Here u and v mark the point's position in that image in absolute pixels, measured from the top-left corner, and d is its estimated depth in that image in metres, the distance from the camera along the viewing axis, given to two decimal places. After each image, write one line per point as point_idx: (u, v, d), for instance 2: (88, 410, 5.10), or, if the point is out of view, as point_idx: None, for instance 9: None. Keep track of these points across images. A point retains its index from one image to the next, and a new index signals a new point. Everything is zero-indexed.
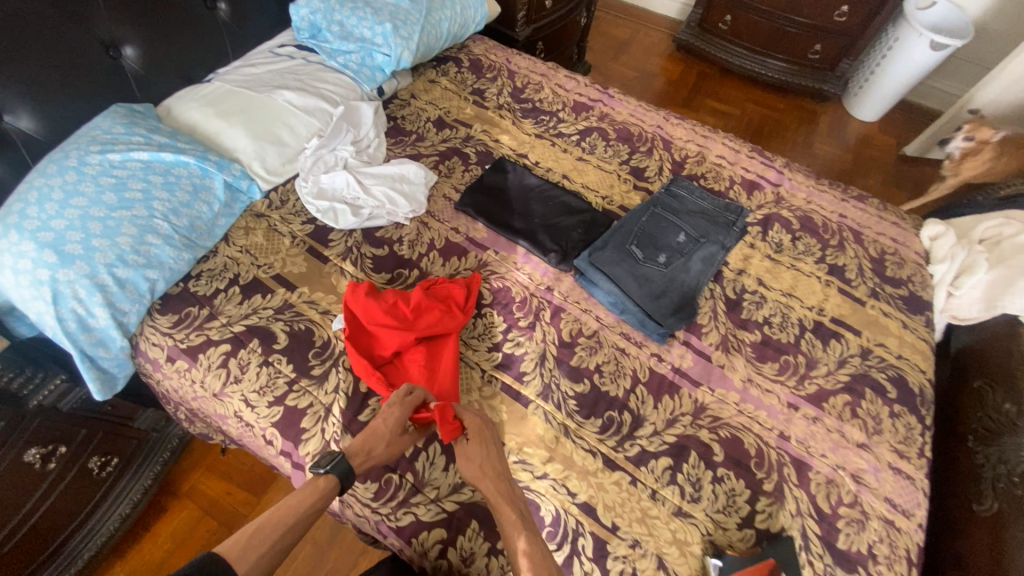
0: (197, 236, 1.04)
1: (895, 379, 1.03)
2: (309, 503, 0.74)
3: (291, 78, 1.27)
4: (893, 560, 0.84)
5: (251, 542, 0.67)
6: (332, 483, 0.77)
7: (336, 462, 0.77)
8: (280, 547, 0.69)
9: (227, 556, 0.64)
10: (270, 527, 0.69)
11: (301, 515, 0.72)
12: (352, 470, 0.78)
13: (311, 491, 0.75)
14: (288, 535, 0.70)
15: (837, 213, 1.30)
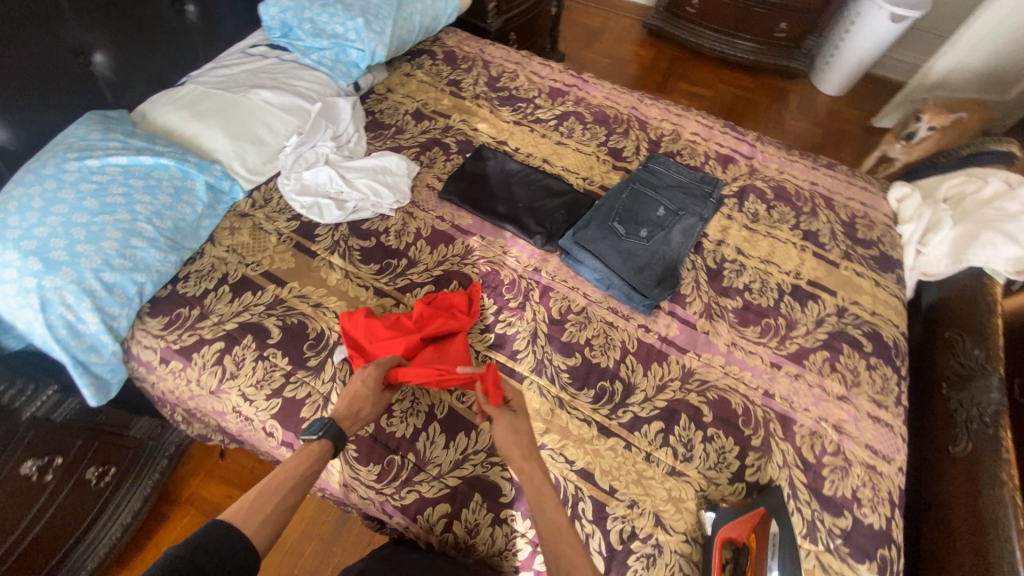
0: (182, 237, 1.04)
1: (870, 334, 1.08)
2: (305, 466, 0.76)
3: (266, 78, 1.27)
4: (875, 501, 0.89)
5: (254, 506, 0.69)
6: (325, 446, 0.79)
7: (326, 427, 0.80)
8: (283, 508, 0.71)
9: (233, 522, 0.66)
10: (269, 492, 0.71)
11: (299, 478, 0.75)
12: (343, 432, 0.82)
13: (306, 454, 0.78)
14: (289, 497, 0.72)
15: (809, 181, 1.35)
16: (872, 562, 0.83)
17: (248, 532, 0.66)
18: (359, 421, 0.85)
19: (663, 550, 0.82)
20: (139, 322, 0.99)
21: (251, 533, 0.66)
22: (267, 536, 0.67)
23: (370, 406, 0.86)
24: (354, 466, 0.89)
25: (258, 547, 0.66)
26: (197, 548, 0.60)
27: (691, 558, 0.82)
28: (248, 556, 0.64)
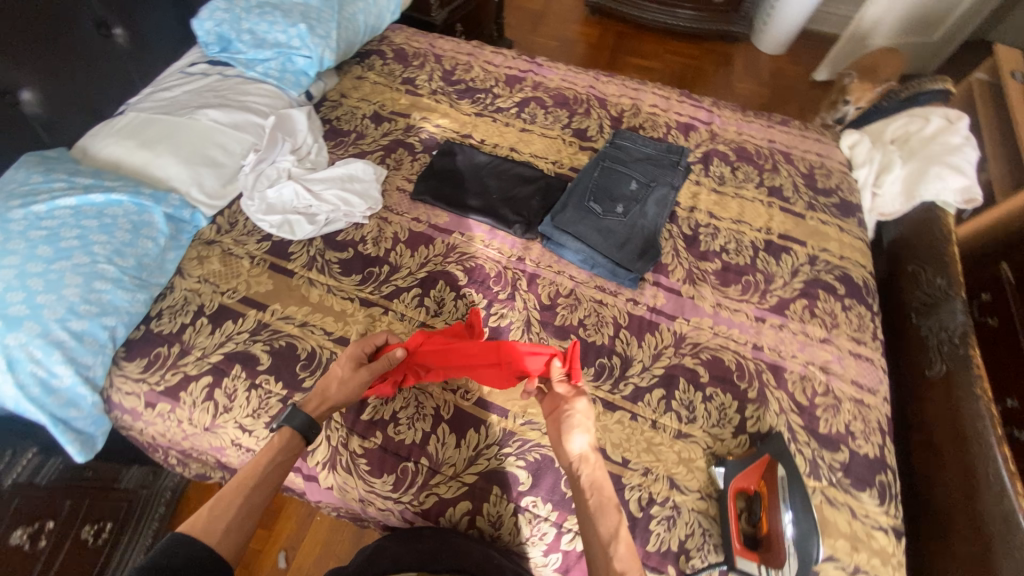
0: (148, 274, 0.99)
1: (842, 278, 1.14)
2: (267, 460, 0.75)
3: (211, 96, 1.21)
4: (867, 432, 0.95)
5: (215, 511, 0.67)
6: (288, 436, 0.78)
7: (287, 416, 0.79)
8: (250, 508, 0.69)
9: (194, 531, 0.64)
10: (231, 494, 0.69)
11: (263, 474, 0.73)
12: (309, 420, 0.80)
13: (270, 449, 0.76)
14: (254, 496, 0.70)
15: (766, 139, 1.39)
16: (871, 488, 0.89)
17: (212, 538, 0.64)
18: (328, 405, 0.83)
19: (681, 510, 0.85)
20: (116, 368, 0.95)
21: (217, 539, 0.64)
22: (235, 538, 0.66)
23: (337, 382, 0.85)
24: (369, 479, 0.88)
25: (225, 551, 0.64)
26: (156, 564, 0.59)
27: (708, 513, 0.86)
28: (215, 561, 0.63)
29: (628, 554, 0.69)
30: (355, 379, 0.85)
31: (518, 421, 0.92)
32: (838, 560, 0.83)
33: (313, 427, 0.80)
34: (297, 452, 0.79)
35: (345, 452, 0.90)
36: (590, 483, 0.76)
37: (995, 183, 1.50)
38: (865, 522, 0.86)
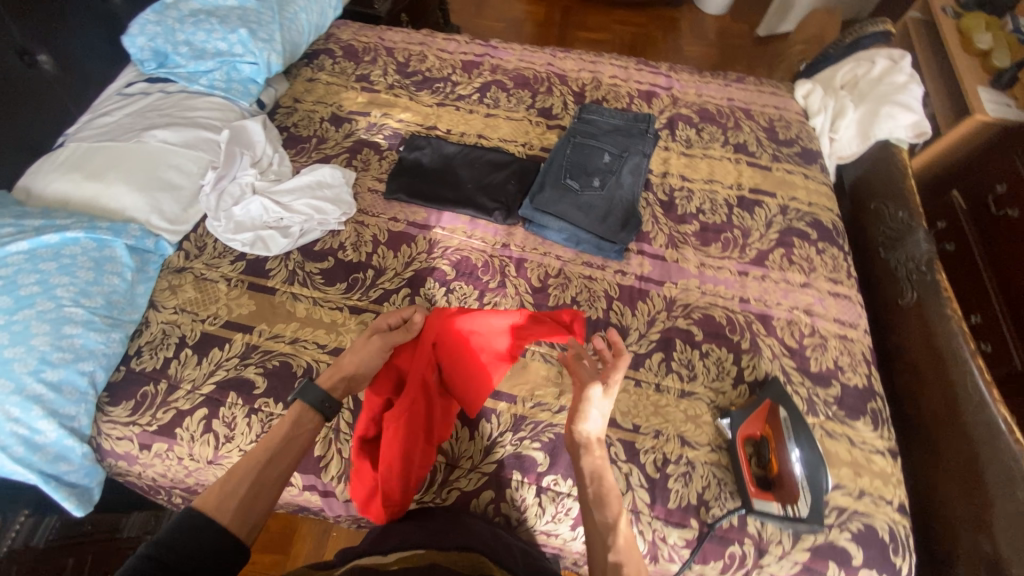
0: (120, 312, 0.94)
1: (813, 224, 1.19)
2: (281, 436, 0.73)
3: (156, 116, 1.14)
4: (854, 364, 1.00)
5: (227, 488, 0.65)
6: (303, 409, 0.77)
7: (301, 391, 0.77)
8: (264, 485, 0.68)
9: (206, 509, 0.63)
10: (243, 471, 0.68)
11: (276, 450, 0.72)
12: (323, 395, 0.78)
13: (284, 424, 0.75)
14: (267, 473, 0.69)
15: (726, 98, 1.42)
16: (865, 416, 0.95)
17: (224, 518, 0.62)
18: (341, 377, 0.82)
19: (695, 465, 0.88)
20: (102, 414, 0.91)
21: (228, 519, 0.63)
22: (246, 517, 0.64)
23: (353, 353, 0.84)
24: None
25: (237, 530, 0.63)
26: (166, 544, 0.57)
27: (720, 463, 0.89)
28: (225, 541, 0.61)
29: (624, 545, 0.66)
30: (368, 348, 0.84)
31: (527, 405, 0.93)
32: (845, 487, 0.88)
33: (326, 400, 0.78)
34: (313, 426, 0.77)
35: None
36: (590, 476, 0.74)
37: (939, 116, 1.59)
38: (863, 448, 0.92)
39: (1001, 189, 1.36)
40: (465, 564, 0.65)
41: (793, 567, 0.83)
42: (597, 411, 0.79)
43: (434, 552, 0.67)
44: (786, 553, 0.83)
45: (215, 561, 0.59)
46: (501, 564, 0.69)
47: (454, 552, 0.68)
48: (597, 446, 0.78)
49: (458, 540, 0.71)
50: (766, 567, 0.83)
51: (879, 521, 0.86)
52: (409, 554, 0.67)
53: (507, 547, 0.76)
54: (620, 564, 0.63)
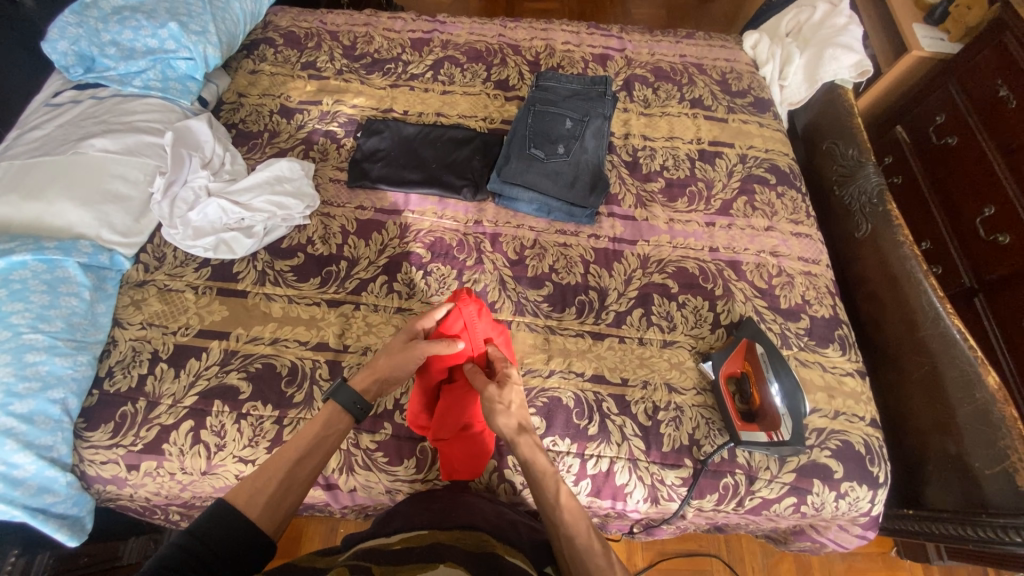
0: (82, 334, 0.90)
1: (771, 169, 1.23)
2: (310, 435, 0.75)
3: (91, 124, 1.07)
4: (820, 297, 1.06)
5: (257, 484, 0.67)
6: (334, 409, 0.78)
7: (335, 390, 0.78)
8: (290, 482, 0.69)
9: (236, 503, 0.65)
10: (273, 468, 0.69)
11: (306, 450, 0.73)
12: (353, 396, 0.79)
13: (315, 423, 0.76)
14: (295, 472, 0.70)
15: (678, 54, 1.44)
16: (833, 343, 1.01)
17: (252, 512, 0.64)
18: (374, 377, 0.81)
19: (684, 408, 0.93)
20: (81, 440, 0.88)
21: (256, 513, 0.65)
22: (272, 514, 0.66)
23: (388, 356, 0.81)
24: (390, 469, 0.88)
25: (264, 525, 0.64)
26: (198, 533, 0.59)
27: (707, 404, 0.94)
28: (255, 535, 0.62)
29: (571, 517, 0.70)
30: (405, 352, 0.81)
31: (519, 373, 0.95)
32: (822, 410, 0.94)
33: (360, 404, 0.79)
34: (343, 427, 0.78)
35: (359, 451, 0.89)
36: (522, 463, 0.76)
37: (879, 56, 1.65)
38: (835, 373, 0.98)
39: (941, 119, 1.44)
40: (468, 541, 0.68)
41: (782, 489, 0.89)
42: (500, 409, 0.77)
43: (438, 533, 0.69)
44: (775, 476, 0.89)
45: (242, 555, 0.61)
46: (504, 540, 0.71)
47: (458, 530, 0.70)
48: (528, 432, 0.78)
49: (459, 520, 0.73)
50: (758, 492, 0.89)
51: (854, 437, 0.92)
52: (414, 535, 0.69)
53: (512, 523, 0.78)
54: (572, 537, 0.68)
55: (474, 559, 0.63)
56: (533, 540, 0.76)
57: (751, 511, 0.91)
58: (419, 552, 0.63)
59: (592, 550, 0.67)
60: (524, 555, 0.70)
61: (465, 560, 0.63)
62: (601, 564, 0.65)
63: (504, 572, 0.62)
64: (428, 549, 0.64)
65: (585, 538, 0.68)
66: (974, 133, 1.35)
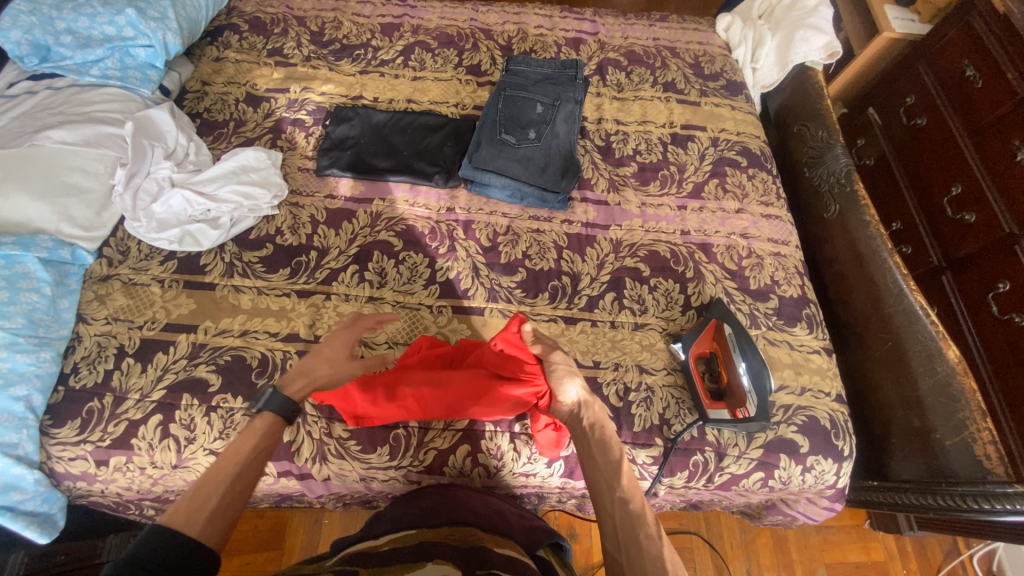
0: (45, 329, 0.89)
1: (742, 152, 1.24)
2: (247, 447, 0.70)
3: (47, 115, 1.04)
4: (788, 277, 1.08)
5: (195, 501, 0.61)
6: (269, 418, 0.74)
7: (267, 398, 0.74)
8: (233, 495, 0.64)
9: (174, 521, 0.59)
10: (211, 482, 0.64)
11: (246, 460, 0.68)
12: (287, 401, 0.76)
13: (250, 434, 0.71)
14: (237, 483, 0.65)
15: (651, 38, 1.43)
16: (801, 322, 1.03)
17: (194, 529, 0.59)
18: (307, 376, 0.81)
19: (654, 389, 0.94)
20: (48, 438, 0.86)
21: (199, 529, 0.59)
22: (218, 527, 0.61)
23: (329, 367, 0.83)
24: (364, 457, 0.89)
25: (210, 540, 0.59)
26: (135, 559, 0.54)
27: (677, 384, 0.95)
28: (200, 550, 0.57)
29: (630, 483, 0.70)
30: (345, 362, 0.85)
31: None
32: (788, 387, 0.96)
33: (295, 409, 0.76)
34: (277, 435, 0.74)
35: (331, 440, 0.89)
36: (591, 425, 0.77)
37: (851, 38, 1.66)
38: (802, 350, 1.00)
39: (911, 100, 1.46)
40: (455, 537, 0.69)
41: (749, 464, 0.91)
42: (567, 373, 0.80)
43: (426, 531, 0.71)
44: (743, 452, 0.91)
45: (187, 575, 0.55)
46: (493, 531, 0.73)
47: (446, 527, 0.72)
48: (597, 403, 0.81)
49: (449, 515, 0.75)
50: (727, 468, 0.91)
51: (820, 412, 0.95)
52: (402, 535, 0.70)
53: (499, 513, 0.80)
54: (629, 500, 0.68)
55: (461, 552, 0.65)
56: (524, 526, 0.79)
57: (721, 487, 0.93)
58: (408, 552, 0.64)
59: (643, 517, 0.66)
60: (519, 546, 0.73)
61: (454, 556, 0.64)
62: (651, 533, 0.65)
63: (490, 561, 0.63)
64: (416, 549, 0.65)
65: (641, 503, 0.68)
66: (943, 113, 1.36)
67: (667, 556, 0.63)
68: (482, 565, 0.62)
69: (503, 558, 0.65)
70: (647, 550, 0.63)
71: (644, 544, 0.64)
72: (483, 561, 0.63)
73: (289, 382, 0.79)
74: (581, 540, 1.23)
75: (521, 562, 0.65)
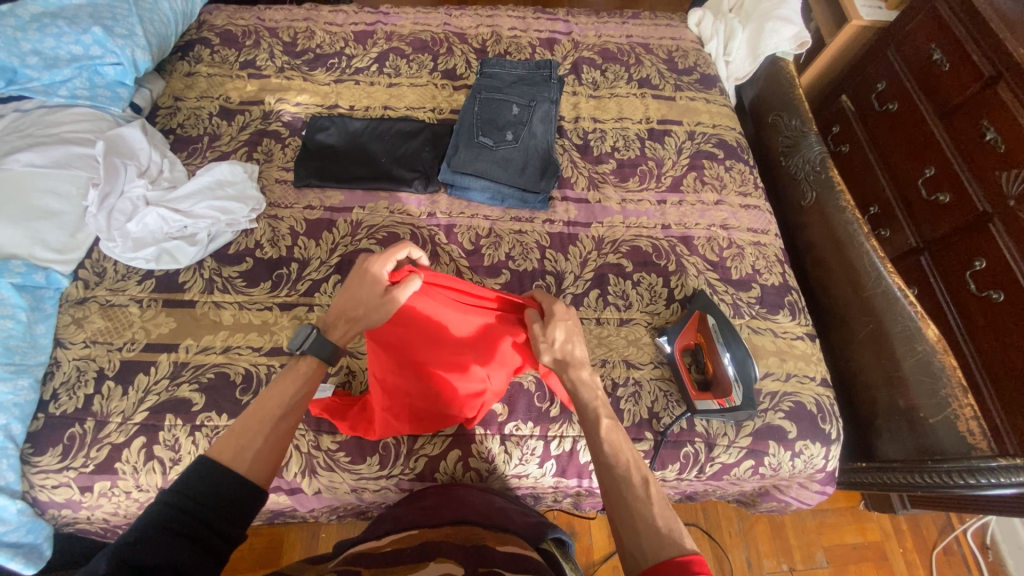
0: (21, 356, 0.87)
1: (719, 144, 1.25)
2: (292, 390, 0.71)
3: (15, 138, 1.02)
4: (769, 265, 1.09)
5: (241, 441, 0.64)
6: (313, 361, 0.74)
7: (309, 339, 0.73)
8: (276, 436, 0.67)
9: (221, 459, 0.62)
10: (256, 424, 0.66)
11: (289, 404, 0.70)
12: (330, 344, 0.75)
13: (294, 375, 0.72)
14: (282, 425, 0.68)
15: (624, 35, 1.44)
16: (783, 309, 1.05)
17: (240, 469, 0.62)
18: (345, 319, 0.78)
19: (642, 382, 0.95)
20: (29, 466, 0.85)
21: (245, 469, 0.63)
22: (263, 467, 0.64)
23: (365, 308, 0.77)
24: (353, 468, 0.88)
25: (256, 478, 0.63)
26: (186, 493, 0.58)
27: (664, 377, 0.96)
28: (246, 491, 0.61)
29: (613, 447, 0.70)
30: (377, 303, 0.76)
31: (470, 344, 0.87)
32: (774, 373, 0.97)
33: (337, 351, 0.76)
34: (318, 376, 0.75)
35: (320, 453, 0.88)
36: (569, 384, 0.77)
37: (821, 27, 1.69)
38: (786, 337, 1.02)
39: (881, 86, 1.48)
40: (459, 536, 0.67)
41: (740, 453, 0.92)
42: (545, 346, 0.76)
43: (428, 531, 0.69)
44: (733, 441, 0.92)
45: (237, 511, 0.60)
46: (495, 528, 0.71)
47: (448, 527, 0.70)
48: (585, 366, 0.77)
49: (450, 516, 0.73)
50: (717, 458, 0.92)
51: (806, 397, 0.96)
52: (404, 536, 0.69)
53: (502, 511, 0.78)
54: (613, 464, 0.68)
55: (465, 551, 0.63)
56: (526, 521, 0.78)
57: (713, 477, 0.94)
58: (409, 552, 0.62)
59: (630, 478, 0.67)
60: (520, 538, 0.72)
61: (455, 553, 0.62)
62: (639, 494, 0.65)
63: (491, 559, 0.61)
64: (418, 549, 0.63)
65: (626, 461, 0.68)
66: (912, 98, 1.39)
67: (658, 515, 0.63)
68: (483, 564, 0.59)
69: (504, 555, 0.62)
70: (639, 511, 0.64)
71: (633, 504, 0.64)
72: (483, 559, 0.60)
73: (332, 326, 0.78)
74: (580, 538, 1.23)
75: (524, 556, 0.63)
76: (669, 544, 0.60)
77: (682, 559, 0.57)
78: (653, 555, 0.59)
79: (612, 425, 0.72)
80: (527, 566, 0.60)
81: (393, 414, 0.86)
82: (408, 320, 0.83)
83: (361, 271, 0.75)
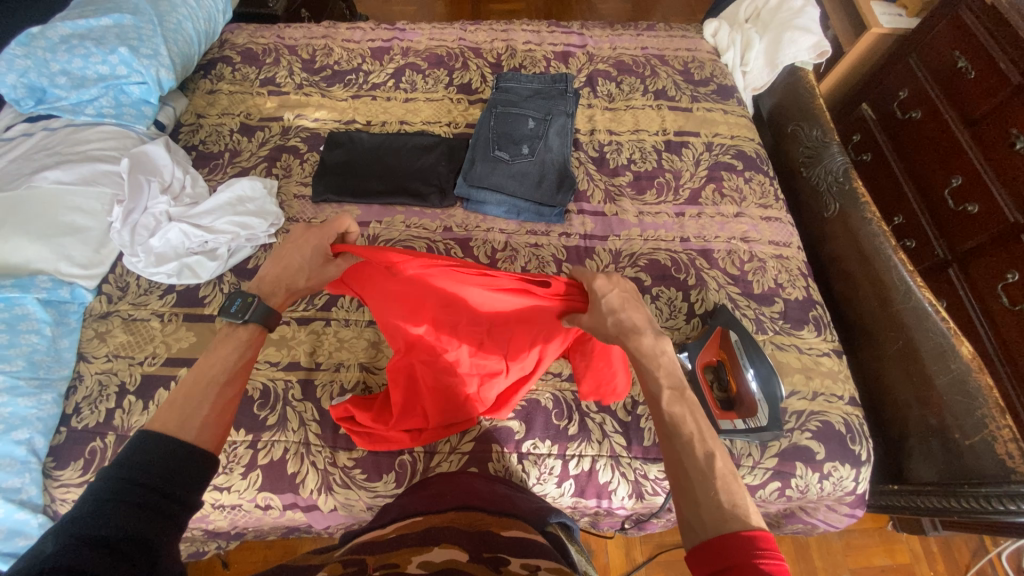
0: (46, 370, 0.88)
1: (737, 155, 1.23)
2: (231, 358, 0.66)
3: (44, 156, 1.05)
4: (792, 279, 1.07)
5: (184, 409, 0.58)
6: (253, 329, 0.70)
7: (251, 307, 0.69)
8: (222, 402, 0.61)
9: (161, 429, 0.55)
10: (197, 391, 0.60)
11: (232, 369, 0.65)
12: (270, 310, 0.71)
13: (231, 342, 0.67)
14: (229, 390, 0.63)
15: (640, 47, 1.43)
16: (808, 325, 1.02)
17: (189, 434, 0.56)
18: (286, 287, 0.77)
19: None
20: (52, 480, 0.85)
21: (194, 436, 0.56)
22: (216, 432, 0.58)
23: (308, 277, 0.79)
24: (369, 486, 0.87)
25: (208, 445, 0.57)
26: (128, 464, 0.51)
27: None
28: (195, 457, 0.55)
29: (682, 411, 0.62)
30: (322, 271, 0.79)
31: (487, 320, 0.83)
32: (800, 392, 0.94)
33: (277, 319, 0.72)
34: (257, 342, 0.70)
35: (336, 470, 0.88)
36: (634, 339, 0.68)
37: (839, 36, 1.66)
38: (811, 353, 0.99)
39: (903, 94, 1.45)
40: (462, 521, 0.63)
41: (765, 474, 0.89)
42: None
43: (432, 517, 0.65)
44: (758, 462, 0.89)
45: (192, 476, 0.53)
46: (500, 514, 0.68)
47: (453, 513, 0.66)
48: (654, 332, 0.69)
49: (455, 501, 0.70)
50: (742, 479, 0.89)
51: (834, 416, 0.92)
52: (409, 522, 0.66)
53: (507, 497, 0.75)
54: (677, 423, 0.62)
55: (468, 536, 0.59)
56: (530, 506, 0.73)
57: None
58: (414, 538, 0.59)
59: (692, 443, 0.60)
60: (525, 523, 0.67)
61: (461, 537, 0.58)
62: (700, 456, 0.59)
63: (495, 543, 0.58)
64: (422, 534, 0.60)
65: (690, 432, 0.61)
66: (935, 104, 1.36)
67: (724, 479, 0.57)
68: (488, 549, 0.56)
69: (508, 541, 0.59)
70: (699, 473, 0.58)
71: (693, 470, 0.58)
72: (488, 545, 0.57)
73: (270, 293, 0.75)
74: (597, 557, 1.20)
75: (527, 539, 0.60)
76: (732, 515, 0.54)
77: (745, 533, 0.52)
78: (713, 527, 0.54)
79: (675, 395, 0.63)
80: (530, 549, 0.58)
81: (412, 397, 0.86)
82: (420, 294, 0.81)
83: (299, 242, 0.77)
